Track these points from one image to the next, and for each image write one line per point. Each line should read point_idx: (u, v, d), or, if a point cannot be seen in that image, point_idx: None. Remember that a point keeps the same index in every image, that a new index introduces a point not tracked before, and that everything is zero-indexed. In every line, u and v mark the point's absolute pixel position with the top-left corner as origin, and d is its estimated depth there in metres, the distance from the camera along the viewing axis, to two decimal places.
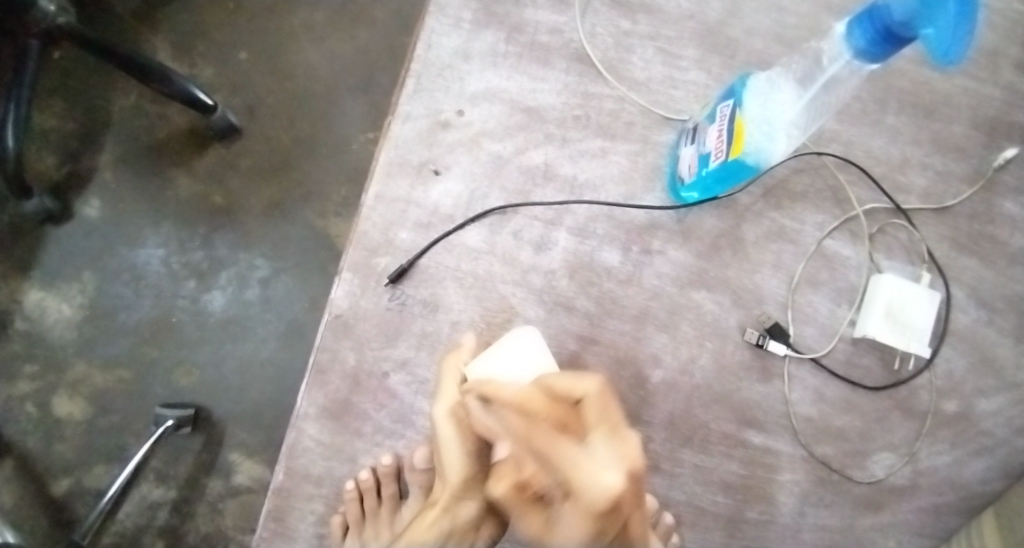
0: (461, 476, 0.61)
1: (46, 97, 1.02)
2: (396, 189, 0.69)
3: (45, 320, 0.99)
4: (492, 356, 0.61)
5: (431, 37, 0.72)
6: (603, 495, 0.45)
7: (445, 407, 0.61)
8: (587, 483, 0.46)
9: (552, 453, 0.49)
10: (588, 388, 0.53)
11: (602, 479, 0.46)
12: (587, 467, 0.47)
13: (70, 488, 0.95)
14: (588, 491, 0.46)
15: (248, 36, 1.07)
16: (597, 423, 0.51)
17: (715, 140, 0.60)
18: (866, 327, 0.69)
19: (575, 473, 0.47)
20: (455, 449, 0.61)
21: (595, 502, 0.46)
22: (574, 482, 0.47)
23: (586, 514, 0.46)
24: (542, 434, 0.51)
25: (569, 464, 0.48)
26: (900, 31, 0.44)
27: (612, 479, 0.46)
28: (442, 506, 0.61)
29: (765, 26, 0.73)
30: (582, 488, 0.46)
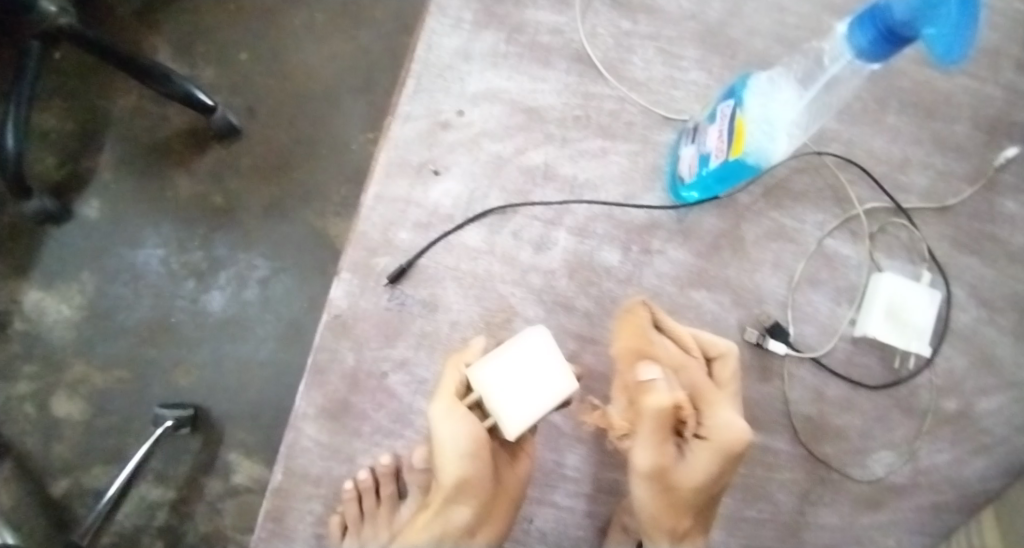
0: (452, 484, 0.58)
1: (45, 97, 1.02)
2: (395, 189, 0.69)
3: (45, 320, 0.99)
4: (502, 367, 0.54)
5: (431, 37, 0.72)
6: (739, 439, 0.56)
7: (440, 412, 0.56)
8: (722, 423, 0.57)
9: (711, 396, 0.59)
10: (729, 347, 0.60)
11: (737, 425, 0.57)
12: (731, 418, 0.57)
13: (70, 488, 0.95)
14: (726, 432, 0.56)
15: (248, 36, 1.07)
16: (727, 380, 0.60)
17: (715, 140, 0.60)
18: (865, 327, 0.69)
19: (716, 411, 0.58)
20: (450, 457, 0.56)
21: (731, 444, 0.56)
22: (715, 422, 0.57)
23: (719, 452, 0.56)
24: (698, 370, 0.60)
25: (730, 416, 0.57)
26: (902, 31, 0.44)
27: (744, 428, 0.56)
28: (433, 512, 0.60)
29: (765, 25, 0.73)
30: (721, 428, 0.57)
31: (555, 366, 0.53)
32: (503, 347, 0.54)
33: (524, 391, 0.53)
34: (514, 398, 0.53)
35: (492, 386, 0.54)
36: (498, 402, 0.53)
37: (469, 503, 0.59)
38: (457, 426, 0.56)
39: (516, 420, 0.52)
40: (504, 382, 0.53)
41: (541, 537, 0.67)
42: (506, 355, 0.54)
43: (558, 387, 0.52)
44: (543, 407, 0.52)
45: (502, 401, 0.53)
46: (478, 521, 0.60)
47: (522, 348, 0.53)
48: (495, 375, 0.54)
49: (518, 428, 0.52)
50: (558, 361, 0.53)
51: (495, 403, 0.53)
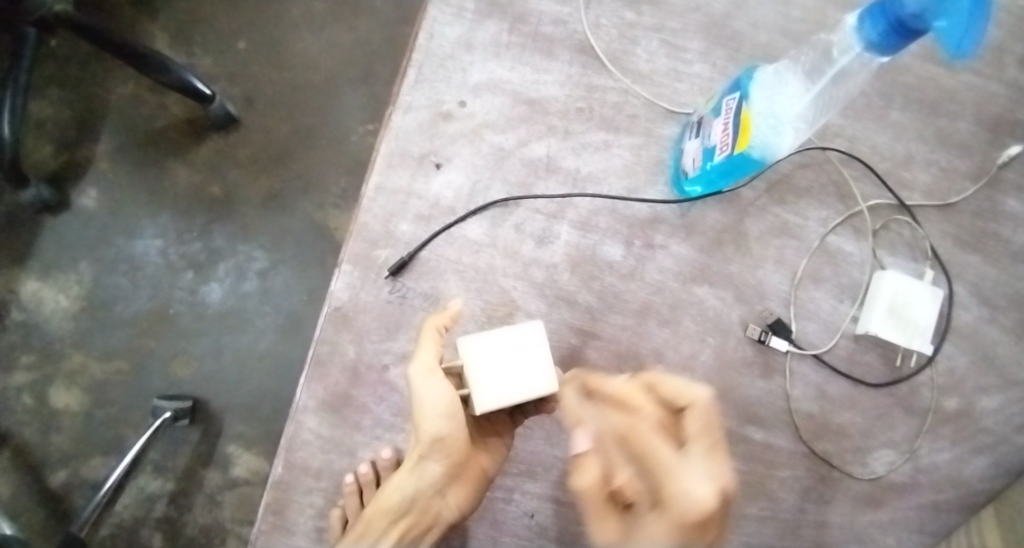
0: (429, 442, 0.59)
1: (42, 86, 1.01)
2: (396, 181, 0.68)
3: (42, 311, 0.98)
4: (495, 347, 0.53)
5: (433, 27, 0.71)
6: (696, 508, 0.47)
7: (421, 373, 0.56)
8: (676, 492, 0.48)
9: (664, 460, 0.50)
10: (696, 396, 0.54)
11: (693, 493, 0.47)
12: (679, 474, 0.49)
13: (66, 480, 0.95)
14: (680, 502, 0.47)
15: (247, 26, 1.06)
16: (698, 435, 0.52)
17: (721, 134, 0.59)
18: (868, 324, 0.68)
19: (674, 480, 0.49)
20: (431, 415, 0.57)
21: (683, 514, 0.47)
22: (668, 489, 0.49)
23: (674, 527, 0.48)
24: (648, 430, 0.52)
25: (665, 468, 0.50)
26: (913, 23, 0.43)
27: (702, 495, 0.47)
28: (405, 471, 0.62)
29: (770, 19, 0.73)
30: (673, 497, 0.48)
31: (542, 367, 0.52)
32: (502, 331, 0.53)
33: (506, 377, 0.52)
34: (493, 378, 0.52)
35: (477, 359, 0.52)
36: (477, 375, 0.52)
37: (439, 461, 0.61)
38: (439, 386, 0.56)
39: (489, 398, 0.52)
40: (492, 360, 0.52)
41: (540, 533, 0.66)
42: (502, 335, 0.53)
43: (537, 387, 0.52)
44: (516, 399, 0.52)
45: (481, 376, 0.52)
46: (447, 482, 0.62)
47: (521, 338, 0.52)
48: (484, 351, 0.52)
49: (488, 406, 0.52)
50: (545, 363, 0.52)
51: (473, 375, 0.52)
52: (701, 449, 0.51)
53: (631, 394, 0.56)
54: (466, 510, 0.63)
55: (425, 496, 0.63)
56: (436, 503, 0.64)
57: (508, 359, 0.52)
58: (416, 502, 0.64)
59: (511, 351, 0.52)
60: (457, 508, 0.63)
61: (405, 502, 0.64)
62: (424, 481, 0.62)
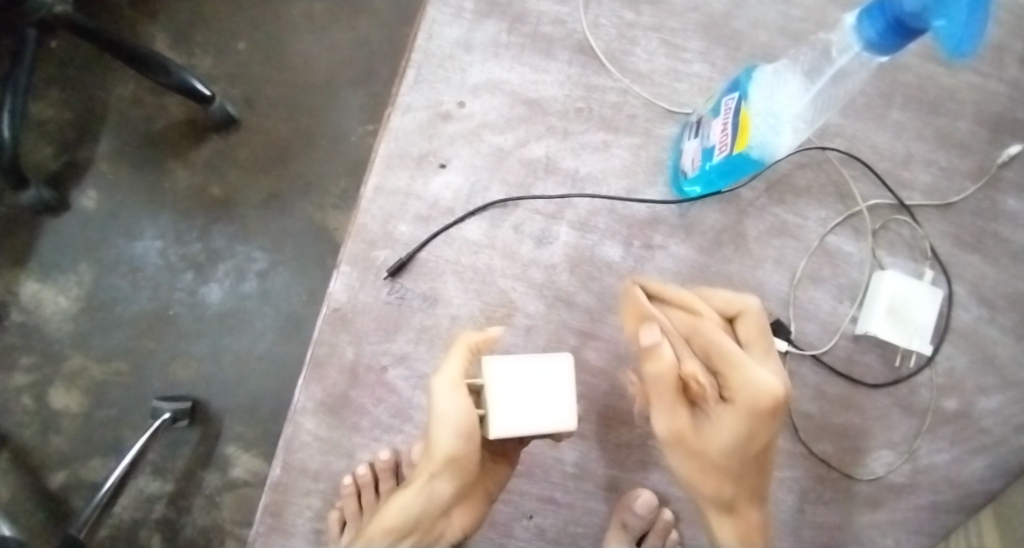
0: (444, 459, 0.54)
1: (42, 87, 1.01)
2: (395, 181, 0.68)
3: (42, 312, 0.98)
4: (522, 372, 0.50)
5: (432, 27, 0.71)
6: (772, 395, 0.48)
7: (443, 386, 0.52)
8: (748, 380, 0.49)
9: (735, 355, 0.50)
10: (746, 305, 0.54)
11: (766, 380, 0.48)
12: (749, 367, 0.49)
13: (66, 481, 0.94)
14: (752, 388, 0.49)
15: (247, 26, 1.06)
16: (753, 338, 0.54)
17: (719, 134, 0.59)
18: (868, 324, 0.68)
19: (745, 371, 0.49)
20: (445, 431, 0.53)
21: (758, 399, 0.49)
22: (743, 379, 0.49)
23: (747, 415, 0.49)
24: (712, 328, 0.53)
25: (734, 360, 0.50)
26: (911, 22, 0.43)
27: (773, 383, 0.48)
28: (414, 489, 0.57)
29: (769, 18, 0.73)
30: (744, 386, 0.49)
31: (564, 401, 0.50)
32: (534, 358, 0.50)
33: (525, 404, 0.50)
34: (512, 403, 0.50)
35: (501, 382, 0.50)
36: (497, 398, 0.50)
37: (450, 483, 0.56)
38: (458, 404, 0.52)
39: (505, 424, 0.50)
40: (516, 385, 0.50)
41: (539, 534, 0.66)
42: (528, 361, 0.50)
43: (555, 421, 0.49)
44: (531, 430, 0.49)
45: (500, 399, 0.50)
46: (454, 503, 0.58)
47: (546, 366, 0.50)
48: (507, 372, 0.50)
49: (502, 432, 0.50)
50: (569, 397, 0.50)
51: (492, 397, 0.50)
52: (757, 351, 0.53)
53: (693, 301, 0.56)
54: (468, 530, 0.61)
55: (430, 517, 0.59)
56: (440, 524, 0.60)
57: (531, 389, 0.50)
58: (420, 524, 0.59)
59: (536, 380, 0.50)
60: (461, 529, 0.61)
61: (406, 523, 0.59)
62: (430, 504, 0.57)
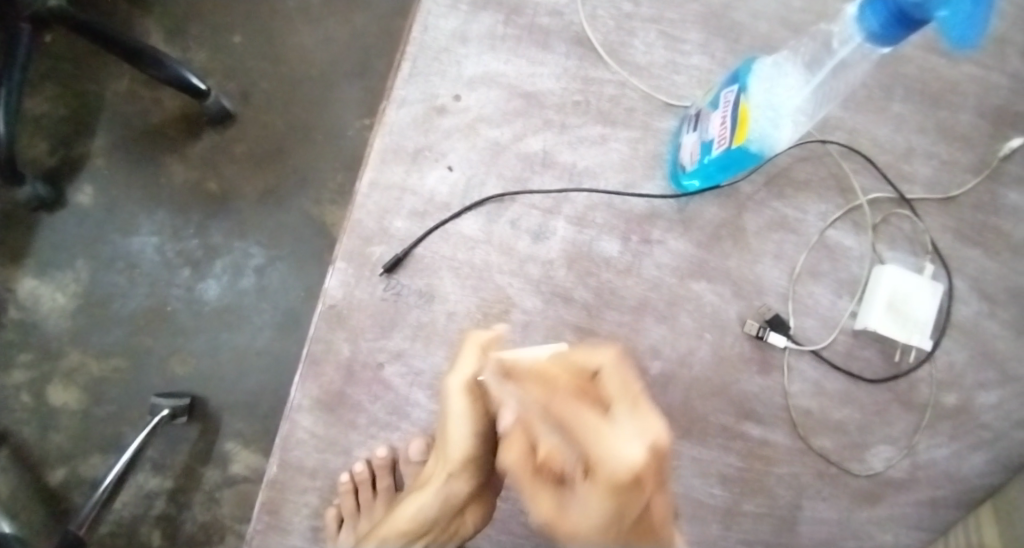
0: (461, 458, 0.56)
1: (36, 82, 1.01)
2: (390, 176, 0.67)
3: (39, 309, 0.98)
4: None
5: (427, 19, 0.70)
6: (628, 475, 0.36)
7: (457, 387, 0.53)
8: (602, 457, 0.37)
9: (583, 424, 0.38)
10: (605, 358, 0.42)
11: (621, 453, 0.36)
12: (607, 437, 0.37)
13: (65, 478, 0.94)
14: (605, 467, 0.36)
15: (242, 20, 1.05)
16: (620, 394, 0.40)
17: (718, 127, 0.58)
18: (868, 319, 0.68)
19: (598, 444, 0.37)
20: (459, 429, 0.55)
21: (617, 482, 0.36)
22: (596, 457, 0.37)
23: (608, 495, 0.37)
24: (566, 396, 0.41)
25: (587, 433, 0.37)
26: (914, 13, 0.42)
27: (633, 455, 0.36)
28: (432, 488, 0.58)
29: (769, 9, 0.72)
30: (598, 465, 0.37)
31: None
32: (531, 348, 0.50)
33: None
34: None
35: None
36: None
37: (467, 481, 0.57)
38: (471, 404, 0.54)
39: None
40: None
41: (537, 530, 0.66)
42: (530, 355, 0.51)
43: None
44: None
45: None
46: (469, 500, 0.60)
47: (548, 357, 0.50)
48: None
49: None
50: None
51: (505, 394, 0.52)
52: (625, 410, 0.39)
53: (552, 366, 0.44)
54: (481, 525, 0.63)
55: (447, 516, 0.60)
56: (456, 521, 0.61)
57: None
58: (437, 524, 0.60)
59: None
60: (475, 524, 0.62)
61: (422, 523, 0.60)
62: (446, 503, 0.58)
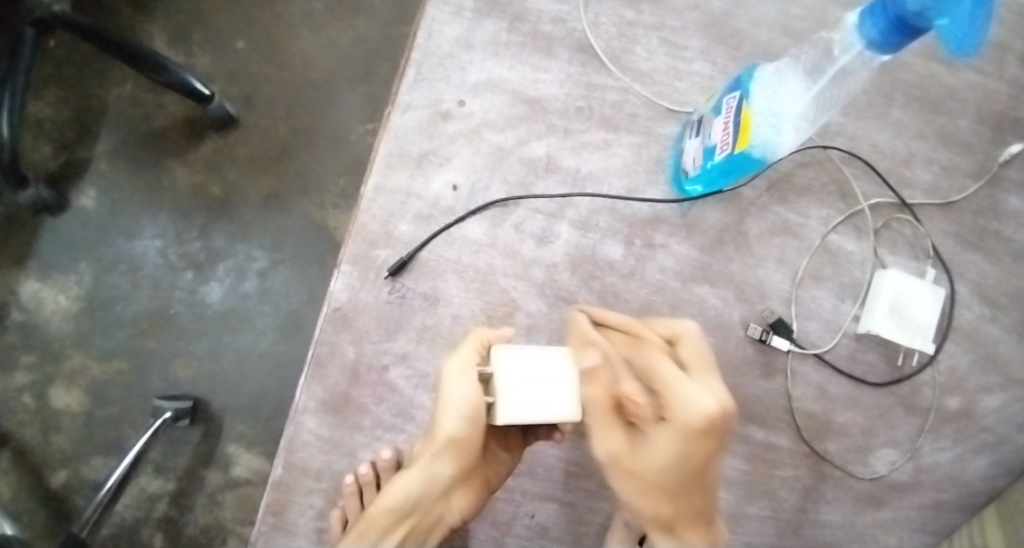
0: (444, 442, 0.57)
1: (41, 86, 1.01)
2: (395, 181, 0.68)
3: (42, 312, 0.98)
4: (527, 363, 0.51)
5: (432, 26, 0.71)
6: (703, 416, 0.47)
7: (455, 371, 0.54)
8: (679, 402, 0.49)
9: (670, 377, 0.51)
10: (687, 329, 0.56)
11: (697, 401, 0.48)
12: (687, 384, 0.49)
13: (67, 481, 0.94)
14: (685, 408, 0.48)
15: (246, 25, 1.06)
16: (693, 359, 0.54)
17: (720, 133, 0.59)
18: (869, 323, 0.68)
19: (680, 391, 0.49)
20: (452, 414, 0.55)
21: (692, 421, 0.48)
22: (675, 399, 0.49)
23: (679, 432, 0.49)
24: (653, 350, 0.54)
25: (672, 380, 0.50)
26: (914, 21, 0.43)
27: (710, 402, 0.48)
28: (416, 469, 0.60)
29: (771, 17, 0.73)
30: (676, 407, 0.49)
31: (568, 391, 0.50)
32: (535, 350, 0.51)
33: (531, 394, 0.50)
34: (520, 391, 0.50)
35: (508, 373, 0.51)
36: (504, 389, 0.51)
37: (450, 465, 0.59)
38: (469, 389, 0.54)
39: (513, 411, 0.50)
40: (523, 376, 0.51)
41: (540, 533, 0.66)
42: (534, 354, 0.51)
43: (561, 412, 0.50)
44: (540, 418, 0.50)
45: (509, 388, 0.51)
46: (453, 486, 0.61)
47: (550, 362, 0.51)
48: (515, 363, 0.51)
49: (510, 419, 0.50)
50: (572, 389, 0.50)
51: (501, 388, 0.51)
52: (699, 372, 0.53)
53: (636, 326, 0.58)
54: (468, 516, 0.63)
55: (431, 497, 0.62)
56: (440, 505, 0.63)
57: (536, 379, 0.50)
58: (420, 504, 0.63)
59: (539, 369, 0.50)
60: (460, 513, 0.63)
61: (407, 501, 0.63)
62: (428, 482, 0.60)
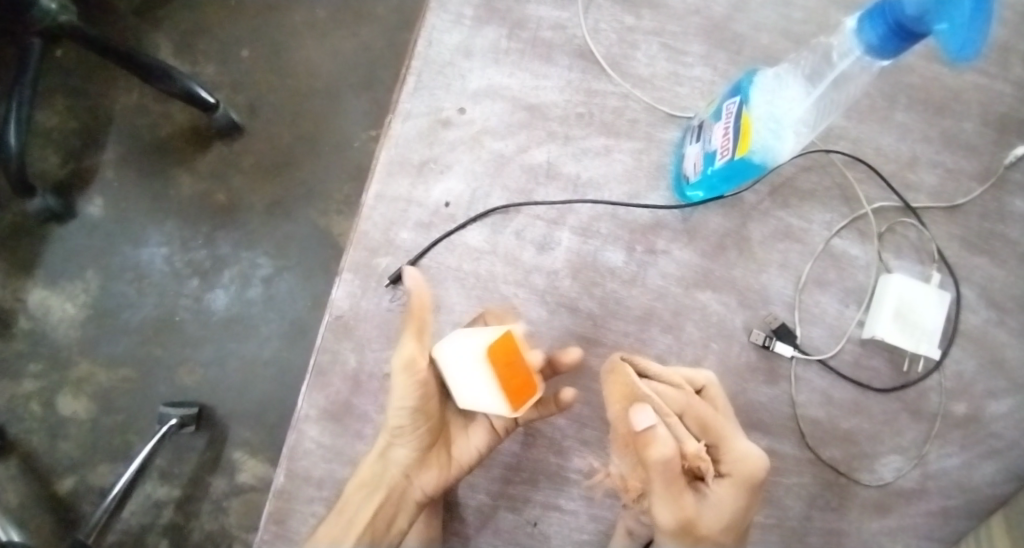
0: (397, 424, 0.61)
1: (47, 96, 1.02)
2: (396, 189, 0.68)
3: (49, 319, 0.99)
4: (454, 356, 0.56)
5: (432, 34, 0.71)
6: (761, 466, 0.57)
7: (397, 370, 0.58)
8: (737, 455, 0.57)
9: (723, 427, 0.59)
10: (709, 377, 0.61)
11: (756, 453, 0.57)
12: (738, 436, 0.59)
13: (74, 487, 0.95)
14: (748, 459, 0.57)
15: (249, 34, 1.06)
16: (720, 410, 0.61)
17: (721, 138, 0.59)
18: (874, 328, 0.67)
19: (736, 441, 0.58)
20: (395, 409, 0.60)
21: (754, 473, 0.56)
22: (736, 452, 0.57)
23: (745, 487, 0.57)
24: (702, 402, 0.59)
25: (728, 432, 0.59)
26: (913, 26, 0.43)
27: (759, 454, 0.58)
28: (377, 449, 0.63)
29: (771, 21, 0.72)
30: (738, 459, 0.57)
31: (487, 386, 0.53)
32: (461, 340, 0.56)
33: (465, 385, 0.56)
34: (457, 382, 0.56)
35: (445, 367, 0.57)
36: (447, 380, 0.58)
37: (409, 443, 0.63)
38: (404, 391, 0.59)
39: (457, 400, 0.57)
40: (454, 369, 0.56)
41: (543, 541, 0.65)
42: (458, 348, 0.55)
43: (488, 404, 0.54)
44: (476, 405, 0.56)
45: (449, 379, 0.57)
46: (417, 462, 0.64)
47: (470, 355, 0.55)
48: (447, 359, 0.57)
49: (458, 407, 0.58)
50: (493, 380, 0.53)
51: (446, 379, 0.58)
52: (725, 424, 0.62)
53: (672, 375, 0.61)
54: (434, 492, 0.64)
55: (395, 476, 0.63)
56: (406, 484, 0.64)
57: (463, 373, 0.56)
58: (384, 485, 0.63)
59: (462, 360, 0.55)
60: (425, 489, 0.64)
61: (372, 485, 0.62)
62: (392, 461, 0.63)
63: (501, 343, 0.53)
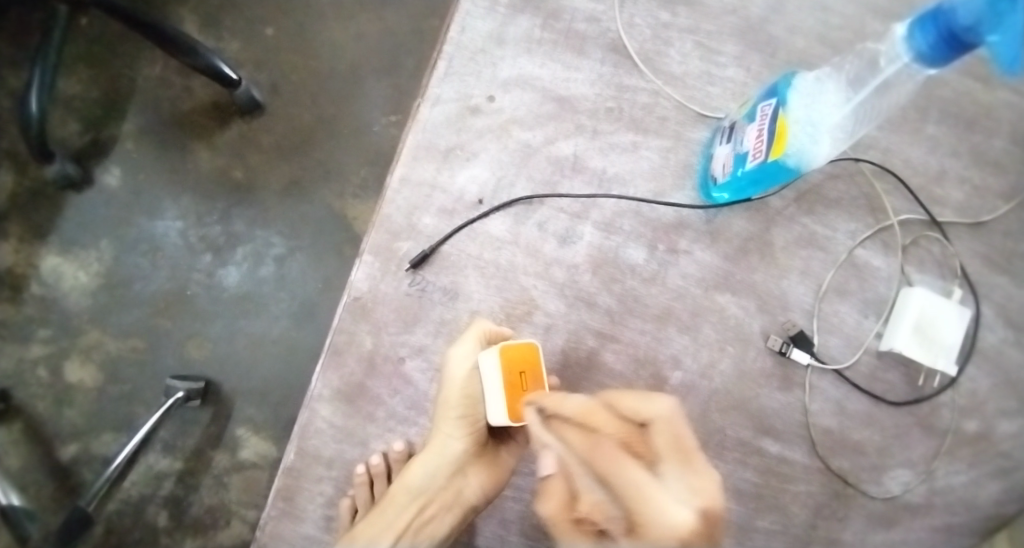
0: (453, 417, 0.61)
1: (70, 64, 1.02)
2: (421, 173, 0.68)
3: (61, 286, 0.99)
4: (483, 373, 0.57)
5: (465, 19, 0.70)
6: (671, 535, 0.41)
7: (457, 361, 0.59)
8: (645, 522, 0.43)
9: (629, 485, 0.44)
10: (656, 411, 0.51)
11: (665, 519, 0.42)
12: (655, 497, 0.43)
13: (77, 454, 0.95)
14: (650, 528, 0.42)
15: (276, 12, 1.06)
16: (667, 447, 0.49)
17: (754, 140, 0.58)
18: (893, 341, 0.67)
19: (643, 505, 0.43)
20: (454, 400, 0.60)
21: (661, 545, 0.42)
22: (638, 517, 0.43)
23: None
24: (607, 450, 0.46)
25: (633, 491, 0.44)
26: (964, 36, 0.42)
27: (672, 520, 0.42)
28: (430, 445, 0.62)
29: (808, 25, 0.72)
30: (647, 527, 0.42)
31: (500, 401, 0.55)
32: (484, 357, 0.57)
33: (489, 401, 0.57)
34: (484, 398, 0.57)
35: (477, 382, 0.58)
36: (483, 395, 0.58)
37: (461, 439, 0.62)
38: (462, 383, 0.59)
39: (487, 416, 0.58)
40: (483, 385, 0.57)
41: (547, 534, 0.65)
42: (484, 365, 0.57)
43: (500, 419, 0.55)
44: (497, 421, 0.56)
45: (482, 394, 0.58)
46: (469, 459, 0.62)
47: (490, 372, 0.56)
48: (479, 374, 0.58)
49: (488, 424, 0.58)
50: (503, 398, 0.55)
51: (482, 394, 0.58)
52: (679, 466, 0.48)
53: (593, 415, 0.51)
54: (487, 493, 0.63)
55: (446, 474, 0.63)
56: (458, 483, 0.63)
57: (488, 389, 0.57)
58: (431, 484, 0.63)
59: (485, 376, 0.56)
60: (479, 488, 0.62)
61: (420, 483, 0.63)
62: (445, 457, 0.62)
63: (514, 355, 0.55)
